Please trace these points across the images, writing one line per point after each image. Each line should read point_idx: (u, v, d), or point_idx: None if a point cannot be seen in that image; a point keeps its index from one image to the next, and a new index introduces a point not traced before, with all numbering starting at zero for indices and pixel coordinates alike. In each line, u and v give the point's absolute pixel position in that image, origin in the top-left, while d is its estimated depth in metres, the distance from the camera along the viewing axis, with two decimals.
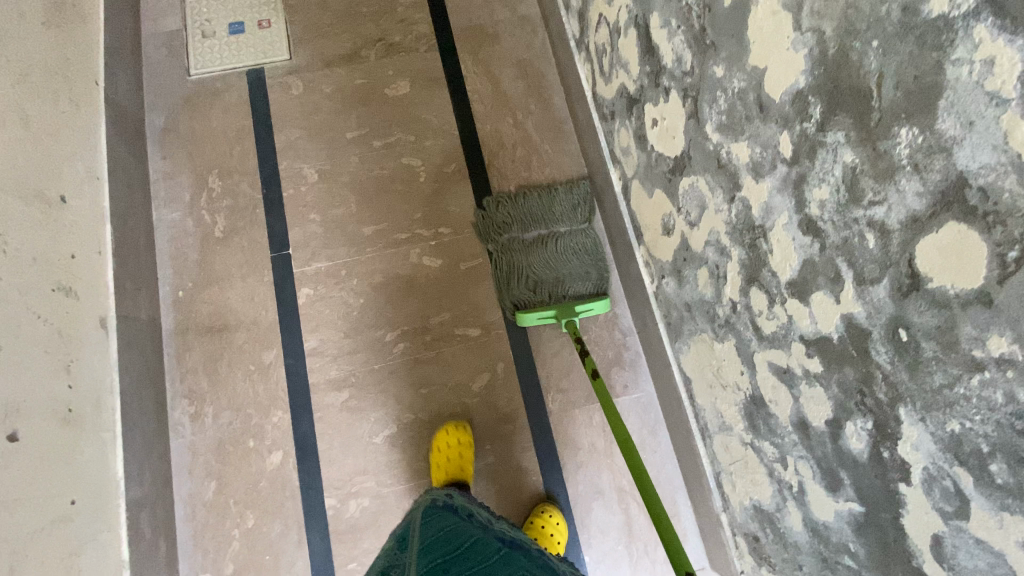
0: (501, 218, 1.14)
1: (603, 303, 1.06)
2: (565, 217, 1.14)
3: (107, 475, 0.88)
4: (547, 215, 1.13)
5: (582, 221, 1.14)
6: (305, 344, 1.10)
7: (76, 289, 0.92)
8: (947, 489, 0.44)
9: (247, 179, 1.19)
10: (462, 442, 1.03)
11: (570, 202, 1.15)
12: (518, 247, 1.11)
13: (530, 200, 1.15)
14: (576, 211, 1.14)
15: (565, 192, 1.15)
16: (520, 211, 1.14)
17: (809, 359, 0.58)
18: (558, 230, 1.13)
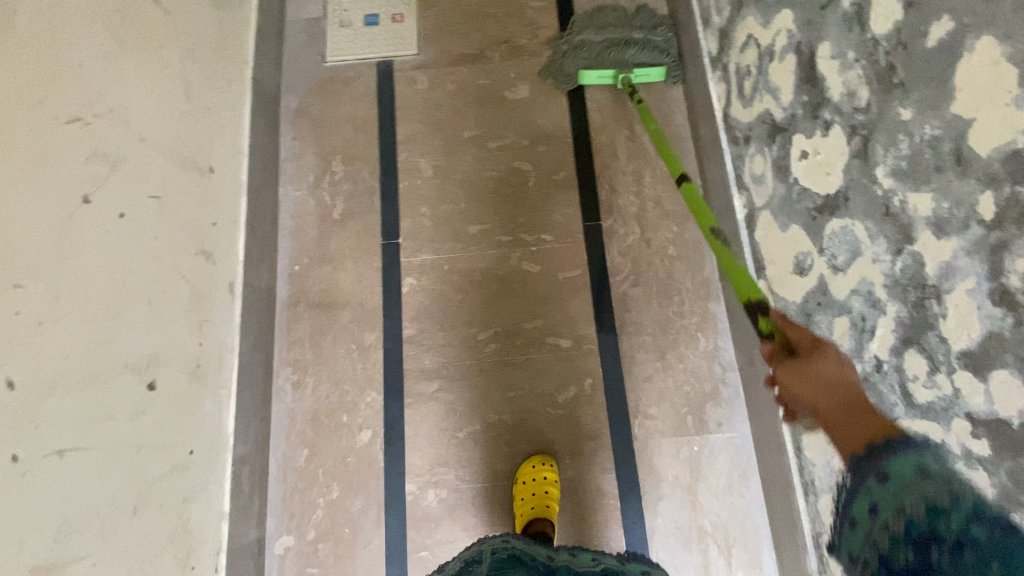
0: (581, 24, 1.24)
1: (659, 70, 1.20)
2: (644, 27, 1.23)
3: (218, 430, 0.94)
4: (626, 23, 1.23)
5: (662, 35, 1.22)
6: (404, 330, 1.14)
7: (214, 254, 0.99)
8: None
9: (367, 167, 1.23)
10: (547, 466, 1.02)
11: (653, 20, 1.24)
12: (592, 40, 1.22)
13: (609, 13, 1.25)
14: (657, 27, 1.23)
15: (649, 12, 1.24)
16: (600, 16, 1.24)
17: (974, 440, 0.53)
18: (635, 35, 1.22)
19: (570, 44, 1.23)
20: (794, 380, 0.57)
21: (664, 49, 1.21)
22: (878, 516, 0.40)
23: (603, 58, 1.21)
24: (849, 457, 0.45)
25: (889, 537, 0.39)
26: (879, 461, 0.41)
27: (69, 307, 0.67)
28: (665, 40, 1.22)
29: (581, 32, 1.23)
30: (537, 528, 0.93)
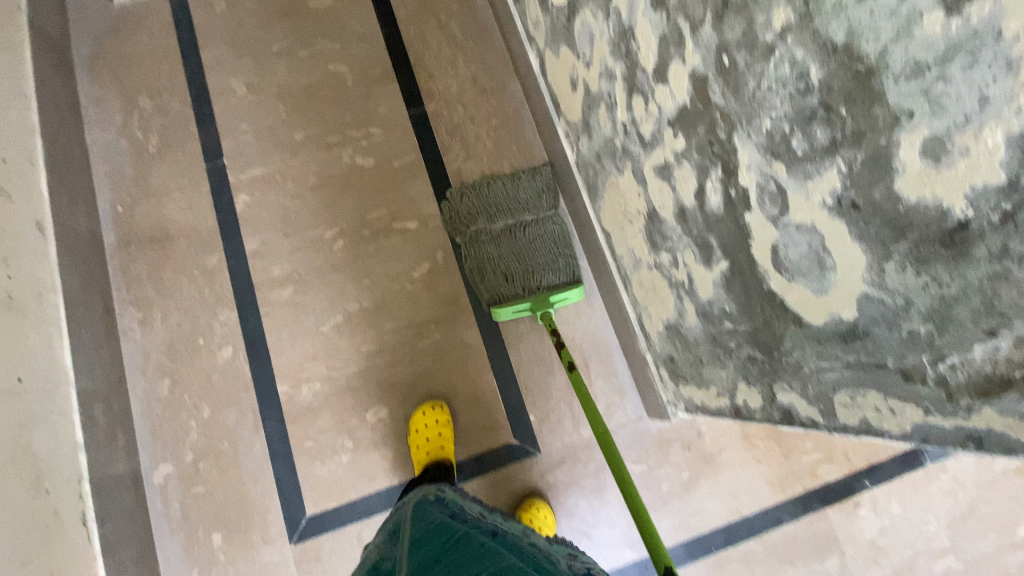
0: (467, 207, 1.12)
1: (576, 292, 1.06)
2: (532, 201, 1.12)
3: (55, 362, 0.91)
4: (513, 206, 1.12)
5: (548, 205, 1.13)
6: (247, 246, 1.12)
7: (10, 189, 0.93)
8: (772, 192, 0.49)
9: (178, 97, 1.20)
10: (438, 410, 1.04)
11: (535, 187, 1.14)
12: (488, 252, 1.08)
13: (494, 189, 1.14)
14: (541, 195, 1.13)
15: (530, 175, 1.15)
16: (485, 195, 1.13)
17: (675, 139, 0.63)
18: (526, 220, 1.10)
19: (467, 239, 1.10)
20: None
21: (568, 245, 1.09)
22: None
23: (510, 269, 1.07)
24: None
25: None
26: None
27: None
28: (558, 231, 1.10)
29: (472, 226, 1.11)
30: (437, 464, 0.96)
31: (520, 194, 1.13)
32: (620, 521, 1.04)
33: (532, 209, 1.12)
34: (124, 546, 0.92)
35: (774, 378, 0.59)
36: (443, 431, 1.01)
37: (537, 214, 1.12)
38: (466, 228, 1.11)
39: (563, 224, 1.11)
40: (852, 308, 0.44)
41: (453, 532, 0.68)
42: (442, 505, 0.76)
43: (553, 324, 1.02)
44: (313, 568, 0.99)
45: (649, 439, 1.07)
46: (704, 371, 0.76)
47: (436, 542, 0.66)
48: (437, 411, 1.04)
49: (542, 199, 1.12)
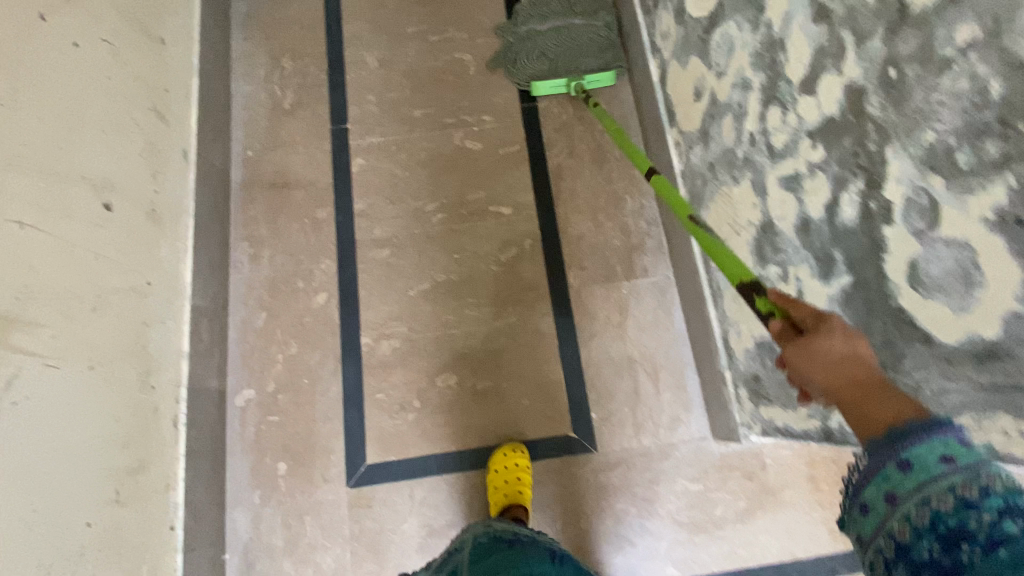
0: (524, 14, 1.27)
1: (611, 75, 1.23)
2: (585, 13, 1.26)
3: (177, 275, 1.00)
4: (567, 19, 1.26)
5: (603, 21, 1.26)
6: (355, 205, 1.19)
7: (167, 117, 1.06)
8: (922, 206, 0.50)
9: (316, 62, 1.30)
10: (518, 454, 1.03)
11: (591, 3, 1.27)
12: (538, 47, 1.26)
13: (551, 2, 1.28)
14: (596, 10, 1.26)
15: None
16: (543, 6, 1.27)
17: (813, 150, 0.64)
18: (575, 24, 1.26)
19: (520, 37, 1.27)
20: (796, 357, 0.47)
21: (609, 41, 1.24)
22: (897, 507, 0.38)
23: (552, 65, 1.24)
24: (867, 441, 0.41)
25: (910, 528, 0.37)
26: (893, 447, 0.39)
27: (26, 101, 0.74)
28: (602, 39, 1.25)
29: (526, 25, 1.27)
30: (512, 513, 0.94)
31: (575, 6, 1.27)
32: (666, 537, 1.01)
33: (585, 17, 1.26)
34: (203, 453, 1.00)
35: None
36: (521, 474, 1.00)
37: (587, 21, 1.26)
38: (518, 31, 1.27)
39: (608, 33, 1.25)
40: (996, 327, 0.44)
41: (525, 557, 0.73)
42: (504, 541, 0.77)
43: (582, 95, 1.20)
44: (363, 515, 1.03)
45: (710, 462, 1.04)
46: (796, 390, 0.75)
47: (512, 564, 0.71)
48: (515, 452, 1.03)
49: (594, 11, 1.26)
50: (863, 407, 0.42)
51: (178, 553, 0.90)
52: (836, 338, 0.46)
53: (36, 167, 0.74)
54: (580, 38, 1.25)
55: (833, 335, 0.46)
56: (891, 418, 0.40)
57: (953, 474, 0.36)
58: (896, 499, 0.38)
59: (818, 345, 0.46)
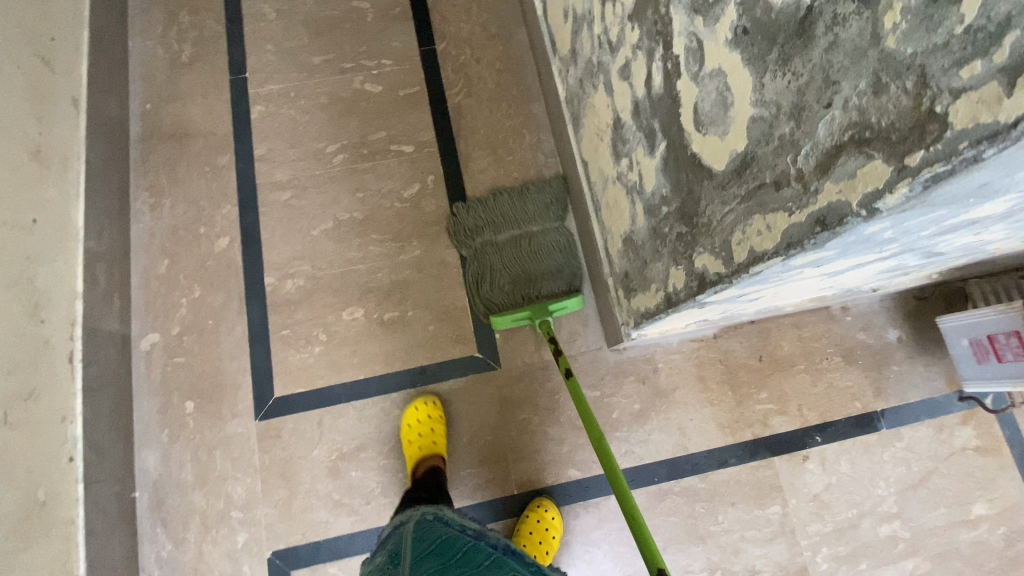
0: (472, 226, 1.17)
1: (576, 300, 1.07)
2: (539, 209, 1.17)
3: (68, 217, 1.00)
4: (521, 215, 1.16)
5: (555, 218, 1.16)
6: (256, 151, 1.21)
7: (51, 63, 1.05)
8: (694, 50, 0.55)
9: (214, 16, 1.31)
10: (431, 406, 1.06)
11: (543, 201, 1.17)
12: (495, 257, 1.13)
13: (503, 200, 1.19)
14: (548, 206, 1.17)
15: (540, 185, 1.20)
16: (495, 206, 1.17)
17: (632, 33, 0.70)
18: (532, 232, 1.15)
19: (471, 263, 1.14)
20: None
21: (569, 248, 1.14)
22: None
23: (512, 278, 1.12)
24: None
25: None
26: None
27: None
28: (562, 246, 1.14)
29: (480, 237, 1.15)
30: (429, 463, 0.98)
31: (529, 228, 1.16)
32: (566, 442, 1.07)
33: (539, 219, 1.16)
34: (104, 392, 1.00)
35: (694, 247, 0.63)
36: (437, 426, 1.03)
37: (543, 225, 1.16)
38: (472, 240, 1.15)
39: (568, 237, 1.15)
40: (742, 138, 0.49)
41: (455, 551, 0.74)
42: (441, 524, 0.79)
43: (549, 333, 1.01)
44: (273, 445, 1.05)
45: (606, 369, 1.10)
46: (648, 271, 0.80)
47: (438, 557, 0.72)
48: (433, 407, 1.06)
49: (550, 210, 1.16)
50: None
51: (78, 484, 0.92)
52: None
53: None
54: (541, 254, 1.13)
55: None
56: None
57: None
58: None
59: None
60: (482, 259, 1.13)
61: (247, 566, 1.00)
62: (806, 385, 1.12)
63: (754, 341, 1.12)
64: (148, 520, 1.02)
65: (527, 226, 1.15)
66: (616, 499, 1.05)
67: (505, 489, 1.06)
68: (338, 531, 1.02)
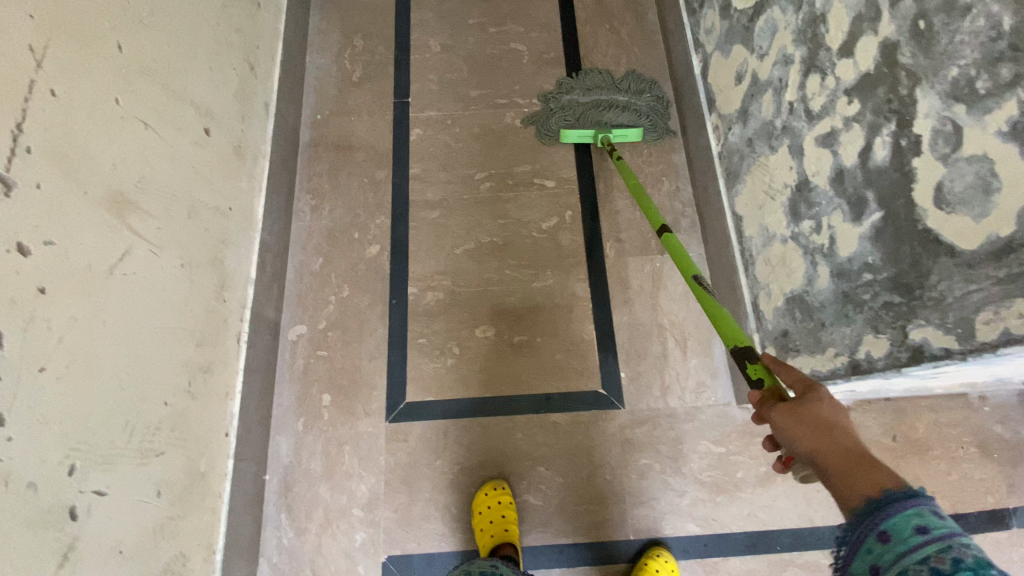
0: (568, 85, 1.27)
1: (635, 131, 1.26)
2: (630, 91, 1.27)
3: (251, 209, 1.09)
4: (610, 88, 1.26)
5: (644, 100, 1.26)
6: (410, 169, 1.30)
7: (255, 70, 1.16)
8: (947, 133, 0.58)
9: (384, 43, 1.43)
10: (500, 491, 1.03)
11: (636, 86, 1.27)
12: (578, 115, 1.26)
13: (596, 74, 1.28)
14: (641, 92, 1.27)
15: (636, 76, 1.28)
16: (587, 77, 1.27)
17: (848, 106, 0.73)
18: (620, 99, 1.25)
19: (559, 107, 1.27)
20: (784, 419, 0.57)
21: (644, 114, 1.25)
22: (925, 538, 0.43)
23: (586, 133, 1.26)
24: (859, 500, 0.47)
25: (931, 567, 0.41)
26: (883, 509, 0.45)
27: (158, 26, 0.86)
28: (641, 116, 1.25)
29: (567, 94, 1.26)
30: (503, 555, 0.95)
31: (620, 82, 1.27)
32: (688, 494, 1.06)
33: (629, 95, 1.26)
34: (258, 374, 1.06)
35: (909, 318, 0.64)
36: (505, 511, 1.01)
37: (630, 97, 1.26)
38: (560, 97, 1.27)
39: (647, 115, 1.25)
40: (1010, 223, 0.51)
41: None
42: None
43: (609, 148, 1.23)
44: (399, 448, 1.08)
45: (733, 425, 1.09)
46: (825, 334, 0.80)
47: None
48: (498, 491, 1.03)
49: (639, 90, 1.26)
50: (859, 462, 0.49)
51: (229, 459, 0.96)
52: (822, 402, 0.56)
53: (161, 82, 0.85)
54: (621, 111, 1.24)
55: (822, 403, 0.56)
56: (872, 488, 0.47)
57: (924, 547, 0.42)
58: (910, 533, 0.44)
59: (811, 405, 0.56)
60: (568, 101, 1.26)
61: (362, 565, 1.02)
62: (941, 473, 1.07)
63: (888, 419, 1.10)
64: (274, 505, 1.05)
65: (614, 94, 1.26)
66: (735, 561, 1.02)
67: (619, 531, 1.05)
68: (451, 545, 1.03)
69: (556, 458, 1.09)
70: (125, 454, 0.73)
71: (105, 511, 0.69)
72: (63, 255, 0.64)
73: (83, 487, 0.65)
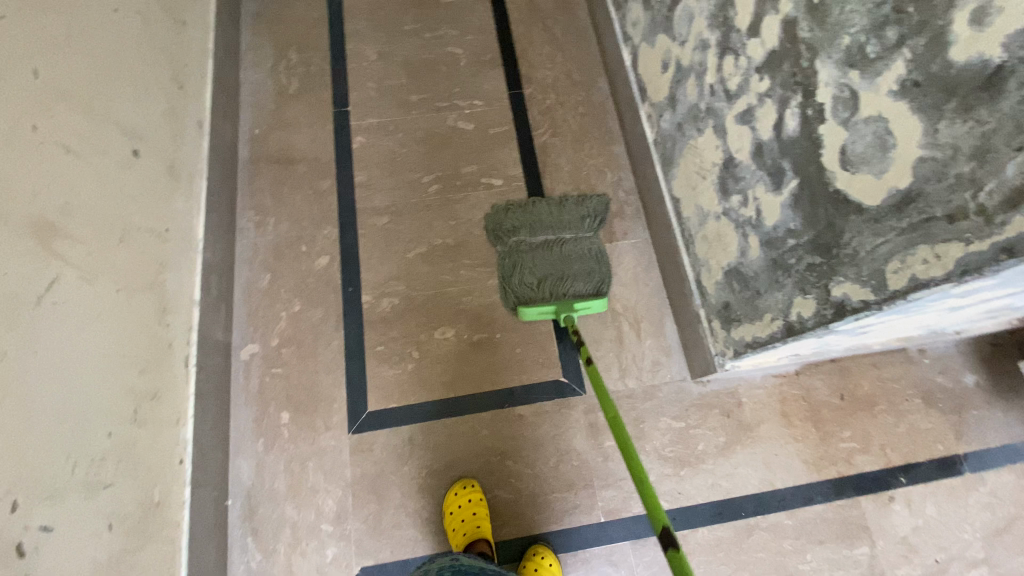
0: (513, 226, 1.19)
1: (600, 302, 1.12)
2: (574, 225, 1.19)
3: (190, 229, 1.06)
4: (556, 226, 1.18)
5: (590, 231, 1.19)
6: (356, 178, 1.29)
7: (185, 88, 1.14)
8: (845, 99, 0.62)
9: (319, 54, 1.42)
10: (471, 489, 1.03)
11: (579, 212, 1.21)
12: (529, 261, 1.16)
13: (540, 207, 1.21)
14: (585, 222, 1.19)
15: (577, 201, 1.22)
16: (534, 213, 1.20)
17: (761, 83, 0.77)
18: (567, 242, 1.17)
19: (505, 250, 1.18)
20: None
21: (597, 249, 1.17)
22: None
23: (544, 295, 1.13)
24: None
25: None
26: None
27: (75, 47, 0.84)
28: (594, 252, 1.17)
29: (516, 238, 1.18)
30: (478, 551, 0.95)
31: (564, 215, 1.20)
32: (653, 471, 1.08)
33: (573, 230, 1.19)
34: (211, 397, 1.04)
35: (831, 276, 0.68)
36: (477, 508, 1.01)
37: (576, 234, 1.19)
38: (508, 239, 1.18)
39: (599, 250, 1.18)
40: (906, 175, 0.55)
41: None
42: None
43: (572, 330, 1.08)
44: (365, 457, 1.07)
45: (691, 401, 1.13)
46: (760, 301, 0.84)
47: None
48: (469, 489, 1.03)
49: (584, 221, 1.19)
50: None
51: (185, 486, 0.93)
52: None
53: (81, 103, 0.83)
54: (573, 262, 1.15)
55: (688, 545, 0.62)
56: None
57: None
58: None
59: None
60: (516, 258, 1.16)
61: None
62: (887, 425, 1.13)
63: (835, 380, 1.15)
64: (239, 529, 1.02)
65: (560, 232, 1.18)
66: (703, 531, 1.06)
67: (591, 516, 1.06)
68: (425, 549, 1.03)
69: (523, 451, 1.09)
70: (70, 488, 0.70)
71: (52, 548, 0.66)
72: None
73: (26, 524, 0.63)
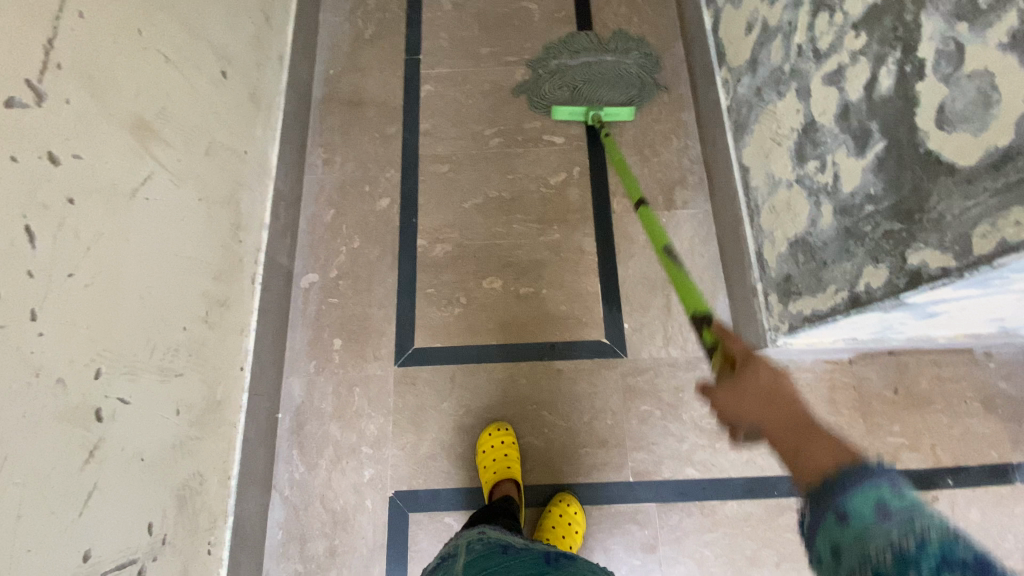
0: (556, 51, 1.32)
1: (627, 110, 1.25)
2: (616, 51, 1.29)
3: (266, 156, 1.12)
4: (597, 50, 1.29)
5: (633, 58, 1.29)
6: (421, 125, 1.32)
7: (270, 21, 1.18)
8: (949, 53, 0.59)
9: (397, 2, 1.44)
10: (504, 432, 1.06)
11: (623, 45, 1.30)
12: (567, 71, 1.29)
13: (583, 37, 1.33)
14: (628, 54, 1.29)
15: (620, 37, 1.32)
16: (575, 43, 1.32)
17: (855, 40, 0.73)
18: (607, 60, 1.28)
19: (546, 72, 1.30)
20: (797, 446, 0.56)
21: (632, 78, 1.27)
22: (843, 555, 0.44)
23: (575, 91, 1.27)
24: (808, 493, 0.50)
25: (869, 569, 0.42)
26: (834, 499, 0.47)
27: None
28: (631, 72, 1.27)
29: (557, 59, 1.30)
30: (503, 490, 0.98)
31: (607, 44, 1.30)
32: (687, 440, 1.08)
33: (615, 56, 1.28)
34: (272, 316, 1.10)
35: (909, 244, 0.66)
36: (508, 451, 1.03)
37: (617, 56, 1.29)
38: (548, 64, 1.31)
39: (637, 67, 1.28)
40: (1009, 133, 0.52)
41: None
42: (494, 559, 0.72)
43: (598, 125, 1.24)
44: (407, 391, 1.12)
45: None
46: (825, 272, 0.82)
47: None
48: (502, 432, 1.06)
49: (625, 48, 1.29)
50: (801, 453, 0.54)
51: (244, 393, 1.00)
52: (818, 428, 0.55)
53: (180, 19, 0.88)
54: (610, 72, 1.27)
55: (818, 427, 0.56)
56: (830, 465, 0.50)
57: (888, 524, 0.43)
58: (873, 517, 0.44)
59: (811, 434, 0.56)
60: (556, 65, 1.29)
61: (370, 500, 1.06)
62: (942, 426, 1.08)
63: (890, 372, 1.10)
64: (287, 441, 1.09)
65: (601, 55, 1.28)
66: (733, 505, 1.05)
67: (619, 474, 1.07)
68: (456, 483, 1.07)
69: (560, 403, 1.11)
70: (146, 370, 0.76)
71: (128, 419, 0.73)
72: (90, 171, 0.67)
73: (107, 393, 0.69)
